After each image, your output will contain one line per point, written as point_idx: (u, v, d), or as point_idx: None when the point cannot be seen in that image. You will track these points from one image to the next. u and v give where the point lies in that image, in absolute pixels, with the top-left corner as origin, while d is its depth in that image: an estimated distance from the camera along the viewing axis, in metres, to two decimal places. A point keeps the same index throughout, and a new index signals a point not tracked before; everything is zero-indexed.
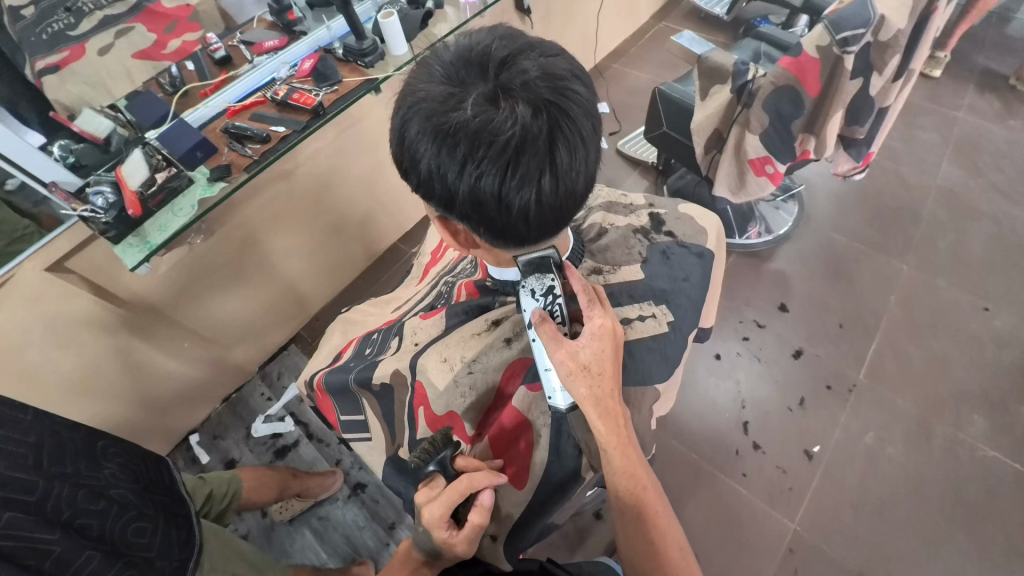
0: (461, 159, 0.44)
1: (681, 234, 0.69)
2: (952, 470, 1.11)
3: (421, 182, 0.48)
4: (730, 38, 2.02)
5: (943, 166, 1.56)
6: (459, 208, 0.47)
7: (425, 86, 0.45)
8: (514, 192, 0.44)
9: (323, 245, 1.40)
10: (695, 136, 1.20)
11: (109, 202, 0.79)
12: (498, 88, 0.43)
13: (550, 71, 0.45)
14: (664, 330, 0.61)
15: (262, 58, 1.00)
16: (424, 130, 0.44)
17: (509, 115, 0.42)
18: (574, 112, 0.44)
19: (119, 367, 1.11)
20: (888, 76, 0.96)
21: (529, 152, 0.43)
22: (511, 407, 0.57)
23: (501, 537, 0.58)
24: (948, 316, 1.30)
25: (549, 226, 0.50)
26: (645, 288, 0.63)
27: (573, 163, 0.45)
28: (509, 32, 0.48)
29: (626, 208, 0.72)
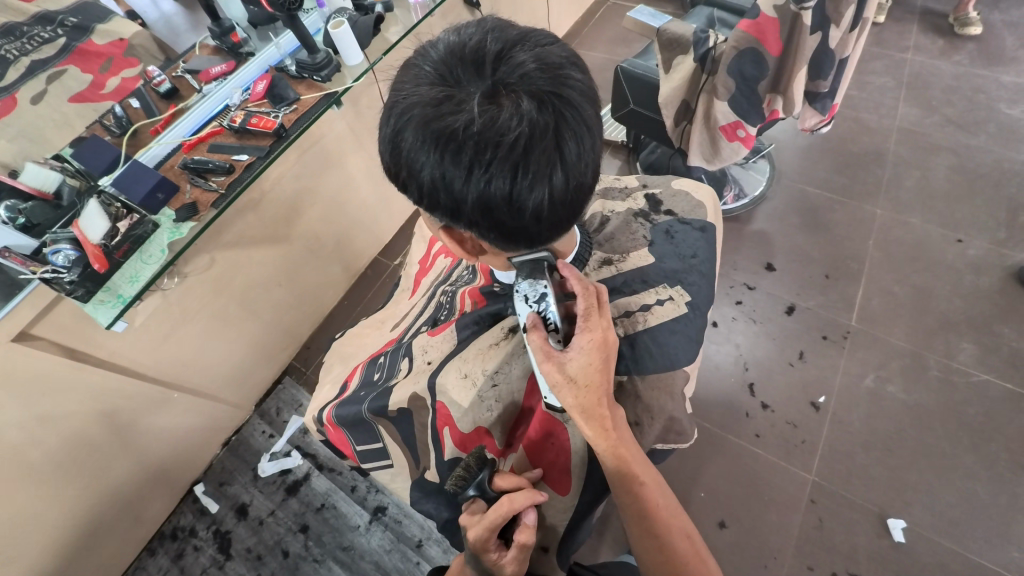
0: (468, 165, 0.41)
1: (680, 211, 0.68)
2: (949, 396, 1.15)
3: (424, 193, 0.46)
4: (679, 6, 2.03)
5: (900, 107, 1.61)
6: (468, 215, 0.45)
7: (417, 91, 0.42)
8: (526, 192, 0.42)
9: (303, 271, 1.35)
10: (664, 110, 1.19)
11: (72, 259, 0.76)
12: (498, 84, 0.41)
13: (546, 61, 0.43)
14: (683, 311, 0.60)
15: (210, 85, 0.97)
16: (424, 137, 0.42)
17: (513, 112, 0.40)
18: (578, 102, 0.43)
19: (107, 432, 1.06)
20: (845, 28, 0.97)
21: (538, 148, 0.41)
22: (540, 413, 0.56)
23: (553, 546, 0.58)
24: (926, 250, 1.34)
25: (561, 222, 0.48)
26: (657, 271, 0.62)
27: (582, 154, 0.44)
28: (497, 25, 0.46)
29: (622, 192, 0.72)
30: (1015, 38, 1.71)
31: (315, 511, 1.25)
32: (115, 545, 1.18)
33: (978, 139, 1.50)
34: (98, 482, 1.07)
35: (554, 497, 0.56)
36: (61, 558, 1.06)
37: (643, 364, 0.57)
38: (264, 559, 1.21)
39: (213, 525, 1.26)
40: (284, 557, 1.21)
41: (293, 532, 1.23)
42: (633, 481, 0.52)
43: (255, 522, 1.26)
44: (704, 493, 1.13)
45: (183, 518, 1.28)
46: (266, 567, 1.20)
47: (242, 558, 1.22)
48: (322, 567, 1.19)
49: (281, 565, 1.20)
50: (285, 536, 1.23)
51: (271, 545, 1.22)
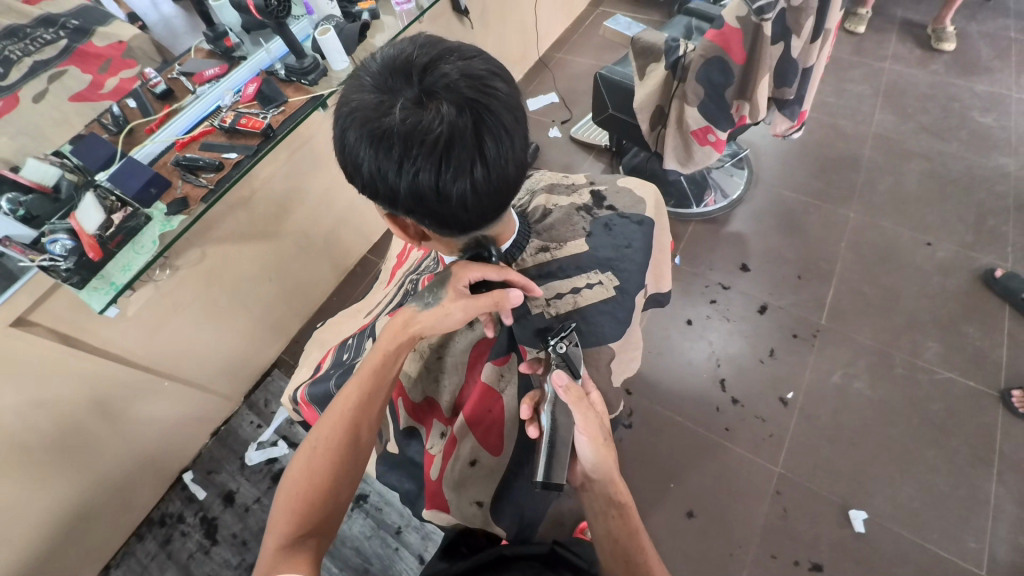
0: (398, 160, 0.46)
1: (621, 206, 0.73)
2: (913, 393, 1.19)
3: (367, 184, 0.51)
4: (665, 15, 2.09)
5: (876, 114, 1.66)
6: (404, 204, 0.50)
7: (357, 95, 0.47)
8: (450, 183, 0.47)
9: (293, 266, 1.40)
10: (639, 113, 1.26)
11: (68, 248, 0.80)
12: (424, 91, 0.46)
13: (471, 71, 0.47)
14: (611, 294, 0.66)
15: (203, 87, 1.03)
16: (361, 137, 0.47)
17: (435, 115, 0.45)
18: (499, 105, 0.47)
19: (101, 418, 1.10)
20: (806, 38, 1.02)
21: (458, 146, 0.46)
22: (479, 384, 0.64)
23: (486, 501, 0.65)
24: (896, 252, 1.39)
25: (489, 211, 0.53)
26: (590, 258, 0.67)
27: (502, 152, 0.48)
28: (431, 38, 0.50)
29: (567, 188, 0.76)
30: (990, 49, 1.76)
31: None
32: (105, 529, 1.22)
33: (951, 145, 1.55)
34: (90, 466, 1.12)
35: (488, 455, 0.64)
36: (52, 539, 1.10)
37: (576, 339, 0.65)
38: (249, 544, 1.25)
39: (201, 511, 1.30)
40: None
41: None
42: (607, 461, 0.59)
43: (242, 509, 1.29)
44: (675, 484, 1.16)
45: (172, 504, 1.32)
46: (251, 552, 1.24)
47: (228, 543, 1.26)
48: None
49: None
50: None
51: (257, 531, 1.27)
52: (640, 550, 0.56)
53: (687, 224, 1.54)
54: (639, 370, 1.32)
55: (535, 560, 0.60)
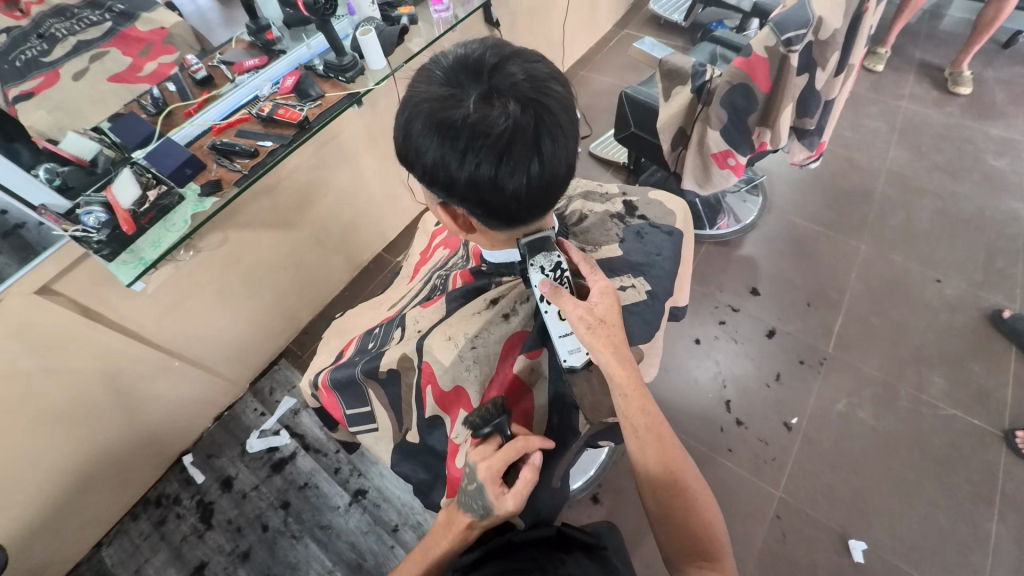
0: (462, 150, 0.48)
1: (652, 216, 0.75)
2: (916, 426, 1.20)
3: (425, 172, 0.53)
4: (688, 41, 2.15)
5: (890, 150, 1.69)
6: (460, 193, 0.52)
7: (425, 87, 0.49)
8: (508, 177, 0.49)
9: (310, 257, 1.42)
10: (661, 134, 1.29)
11: (101, 221, 0.83)
12: (491, 89, 0.48)
13: (534, 73, 0.49)
14: (643, 297, 0.67)
15: (243, 76, 1.06)
16: (427, 127, 0.49)
17: (501, 111, 0.47)
18: (557, 107, 0.50)
19: (109, 392, 1.11)
20: (830, 71, 1.06)
21: (520, 142, 0.48)
22: (509, 376, 0.62)
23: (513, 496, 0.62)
24: (905, 286, 1.41)
25: (537, 207, 0.55)
26: (623, 263, 0.69)
27: (556, 151, 0.50)
28: (495, 40, 0.53)
29: (602, 196, 0.78)
30: (1005, 95, 1.80)
31: (298, 489, 1.28)
32: (101, 504, 1.21)
33: (963, 186, 1.58)
34: (94, 439, 1.12)
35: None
36: (49, 511, 1.10)
37: None
38: (243, 531, 1.24)
39: (197, 495, 1.30)
40: (263, 531, 1.24)
41: (274, 508, 1.27)
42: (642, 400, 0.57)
43: (238, 496, 1.29)
44: None
45: (169, 486, 1.32)
46: (244, 539, 1.23)
47: (222, 529, 1.25)
48: (299, 543, 1.22)
49: (259, 538, 1.23)
50: (266, 511, 1.26)
51: (252, 518, 1.26)
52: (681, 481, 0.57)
53: (700, 245, 1.57)
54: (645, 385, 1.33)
55: (543, 543, 0.59)
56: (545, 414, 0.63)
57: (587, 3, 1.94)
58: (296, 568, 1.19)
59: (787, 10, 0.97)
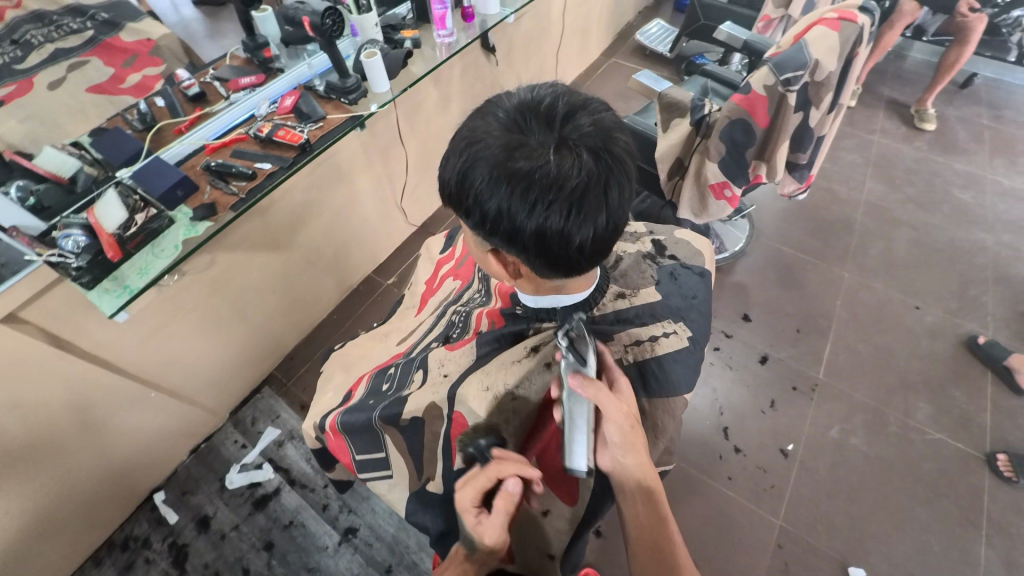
0: (533, 202, 0.46)
1: (682, 256, 0.75)
2: (906, 451, 1.23)
3: (484, 221, 0.50)
4: (674, 72, 2.23)
5: (867, 182, 1.77)
6: (522, 244, 0.50)
7: (493, 134, 0.47)
8: (577, 229, 0.48)
9: (299, 280, 1.36)
10: (659, 163, 1.31)
11: (80, 245, 0.78)
12: (562, 138, 0.47)
13: (602, 124, 0.49)
14: (685, 343, 0.65)
15: (238, 94, 1.03)
16: (495, 175, 0.47)
17: (575, 163, 0.46)
18: (624, 159, 0.49)
19: (78, 427, 1.02)
20: (824, 109, 1.11)
21: (592, 196, 0.47)
22: (553, 427, 0.60)
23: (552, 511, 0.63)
24: (888, 313, 1.46)
25: (594, 258, 0.54)
26: (664, 307, 0.67)
27: (621, 203, 0.50)
28: (555, 86, 0.52)
29: (631, 235, 0.76)
30: (966, 132, 1.93)
31: (282, 528, 1.21)
32: (60, 550, 1.10)
33: (934, 218, 1.67)
34: (57, 479, 1.02)
35: (562, 506, 0.62)
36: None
37: (648, 386, 0.62)
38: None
39: (170, 536, 1.20)
40: None
41: (256, 549, 1.18)
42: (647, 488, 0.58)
43: (216, 536, 1.20)
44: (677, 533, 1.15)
45: (137, 527, 1.21)
46: None
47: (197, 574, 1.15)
48: None
49: None
50: (247, 553, 1.18)
51: (231, 562, 1.17)
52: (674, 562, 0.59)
53: None
54: None
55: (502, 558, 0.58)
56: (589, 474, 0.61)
57: (578, 32, 1.98)
58: None
59: (786, 51, 1.02)
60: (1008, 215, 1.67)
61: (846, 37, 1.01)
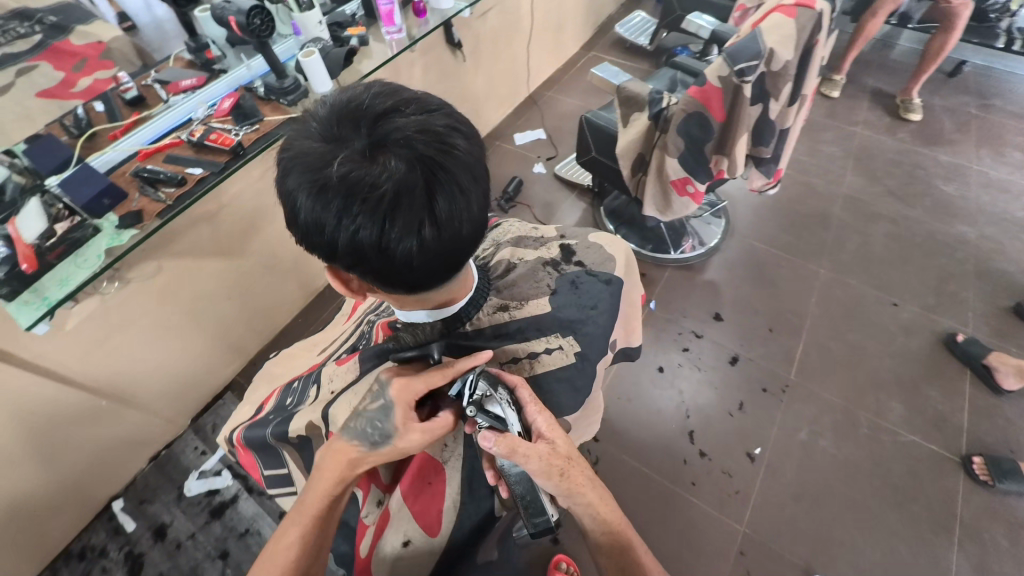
0: (339, 213, 0.44)
1: (590, 263, 0.73)
2: (876, 454, 1.19)
3: (306, 233, 0.49)
4: (653, 64, 2.17)
5: (847, 175, 1.72)
6: (346, 256, 0.48)
7: (302, 142, 0.45)
8: (394, 241, 0.45)
9: (257, 285, 1.35)
10: (620, 160, 1.27)
11: (1, 257, 0.76)
12: (374, 143, 0.44)
13: (427, 126, 0.46)
14: (569, 361, 0.65)
15: (177, 97, 1.00)
16: (301, 185, 0.45)
17: (383, 169, 0.43)
18: (453, 162, 0.46)
19: (22, 439, 1.00)
20: (783, 101, 1.06)
21: (406, 204, 0.44)
22: (419, 458, 0.62)
23: (413, 541, 0.59)
24: (863, 310, 1.41)
25: (436, 271, 0.51)
26: (552, 320, 0.66)
27: (453, 210, 0.47)
28: (390, 87, 0.50)
29: (536, 241, 0.76)
30: (952, 122, 1.86)
31: (239, 537, 1.20)
32: (12, 563, 1.09)
33: (915, 211, 1.61)
34: (1, 491, 1.01)
35: (423, 536, 0.59)
36: None
37: None
38: None
39: (127, 545, 1.19)
40: None
41: (211, 558, 1.17)
42: (574, 482, 0.57)
43: (172, 546, 1.19)
44: None
45: (95, 536, 1.21)
46: None
47: None
48: None
49: None
50: (202, 562, 1.17)
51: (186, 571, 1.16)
52: (628, 549, 0.59)
53: (663, 269, 1.55)
54: (608, 416, 1.29)
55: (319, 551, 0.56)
56: (456, 497, 0.62)
57: (551, 27, 1.94)
58: None
59: (739, 41, 0.98)
60: (993, 207, 1.61)
61: (802, 25, 0.96)
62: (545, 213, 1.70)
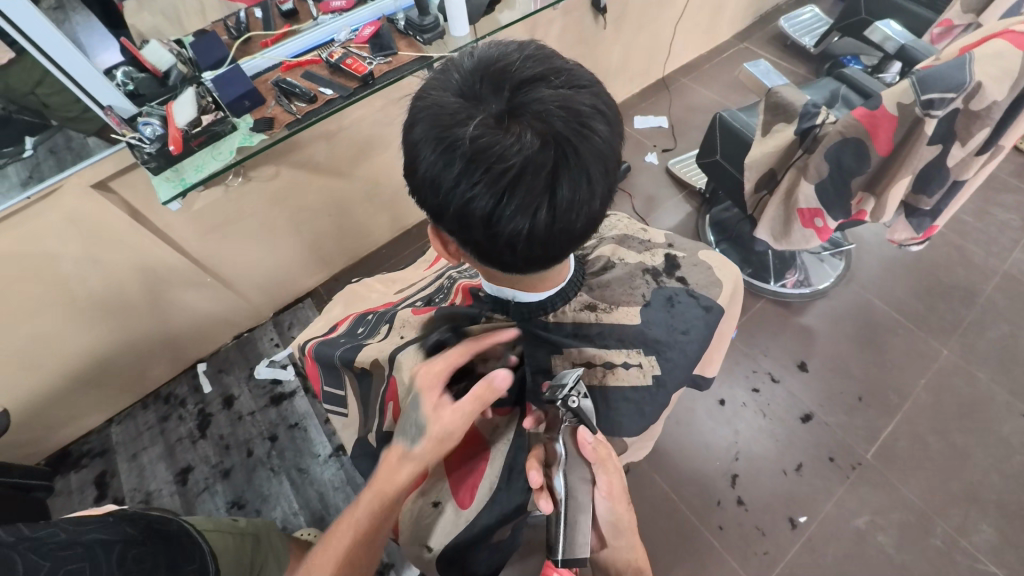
0: (458, 176, 0.43)
1: (693, 282, 0.69)
2: (944, 573, 1.04)
3: (420, 186, 0.48)
4: (813, 71, 1.91)
5: (1017, 251, 1.43)
6: (452, 221, 0.48)
7: (439, 93, 0.44)
8: (506, 219, 0.44)
9: (354, 209, 1.42)
10: (747, 171, 1.14)
11: (157, 134, 0.83)
12: (513, 112, 0.43)
13: (570, 104, 0.44)
14: (646, 382, 0.63)
15: (325, 16, 1.03)
16: (427, 137, 0.44)
17: (515, 142, 0.42)
18: (590, 148, 0.44)
19: (142, 291, 1.16)
20: (971, 150, 0.89)
21: (529, 183, 0.42)
22: (472, 428, 0.64)
23: (442, 504, 0.64)
24: (984, 412, 1.20)
25: (538, 258, 0.49)
26: (636, 334, 0.64)
27: (574, 200, 0.45)
28: (542, 52, 0.47)
29: (641, 244, 0.73)
30: None
31: (287, 427, 1.33)
32: (117, 388, 1.30)
33: None
34: (120, 330, 1.19)
35: (454, 506, 0.64)
36: (70, 383, 1.19)
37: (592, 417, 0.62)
38: (229, 451, 1.30)
39: (201, 403, 1.37)
40: (247, 458, 1.29)
41: (261, 437, 1.32)
42: (615, 490, 0.56)
43: (235, 416, 1.35)
44: None
45: (179, 387, 1.40)
46: (228, 458, 1.29)
47: (213, 441, 1.32)
48: (275, 478, 1.26)
49: (242, 462, 1.28)
50: (254, 438, 1.32)
51: (240, 441, 1.31)
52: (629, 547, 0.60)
53: (756, 299, 1.42)
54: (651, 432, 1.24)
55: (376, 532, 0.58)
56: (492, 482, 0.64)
57: (708, 6, 1.76)
58: (267, 500, 1.23)
59: (940, 66, 0.82)
60: None
61: None
62: (645, 207, 1.61)
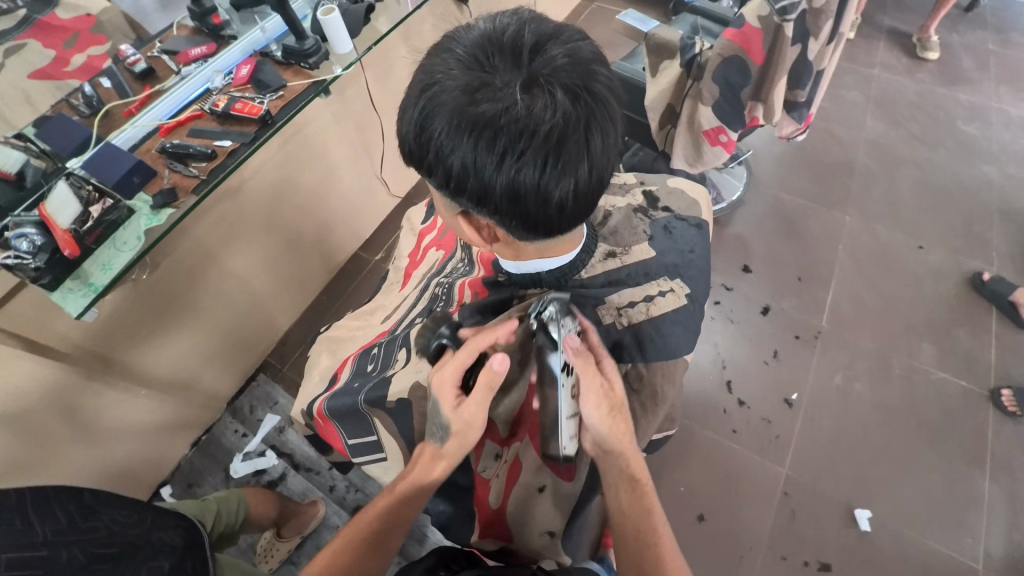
0: (502, 153, 0.47)
1: (676, 208, 0.76)
2: (912, 396, 1.22)
3: (455, 177, 0.51)
4: (662, 13, 2.08)
5: (867, 121, 1.69)
6: (497, 202, 0.51)
7: (458, 79, 0.47)
8: (554, 182, 0.48)
9: (283, 263, 1.32)
10: (649, 112, 1.23)
11: (37, 245, 0.71)
12: (534, 79, 0.47)
13: (576, 59, 0.49)
14: (682, 302, 0.67)
15: (189, 67, 0.92)
16: (460, 124, 0.47)
17: (549, 104, 0.46)
18: (605, 99, 0.49)
19: (67, 428, 1.00)
20: (823, 41, 1.03)
21: (570, 140, 0.47)
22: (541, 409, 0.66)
23: (546, 486, 0.68)
24: (892, 256, 1.42)
25: (579, 214, 0.54)
26: (658, 264, 0.69)
27: (605, 148, 0.50)
28: (530, 20, 0.51)
29: (621, 189, 0.77)
30: (971, 60, 1.83)
31: None
32: None
33: (939, 154, 1.60)
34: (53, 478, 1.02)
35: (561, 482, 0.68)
36: None
37: (646, 351, 0.65)
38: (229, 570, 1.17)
39: None
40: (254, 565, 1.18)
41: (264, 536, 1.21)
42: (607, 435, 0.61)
43: None
44: (684, 488, 1.15)
45: None
46: None
47: None
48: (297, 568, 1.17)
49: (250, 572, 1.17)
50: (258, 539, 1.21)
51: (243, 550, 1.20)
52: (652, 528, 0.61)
53: None
54: None
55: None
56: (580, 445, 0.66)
57: None
58: None
59: None
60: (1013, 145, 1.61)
61: None
62: None
